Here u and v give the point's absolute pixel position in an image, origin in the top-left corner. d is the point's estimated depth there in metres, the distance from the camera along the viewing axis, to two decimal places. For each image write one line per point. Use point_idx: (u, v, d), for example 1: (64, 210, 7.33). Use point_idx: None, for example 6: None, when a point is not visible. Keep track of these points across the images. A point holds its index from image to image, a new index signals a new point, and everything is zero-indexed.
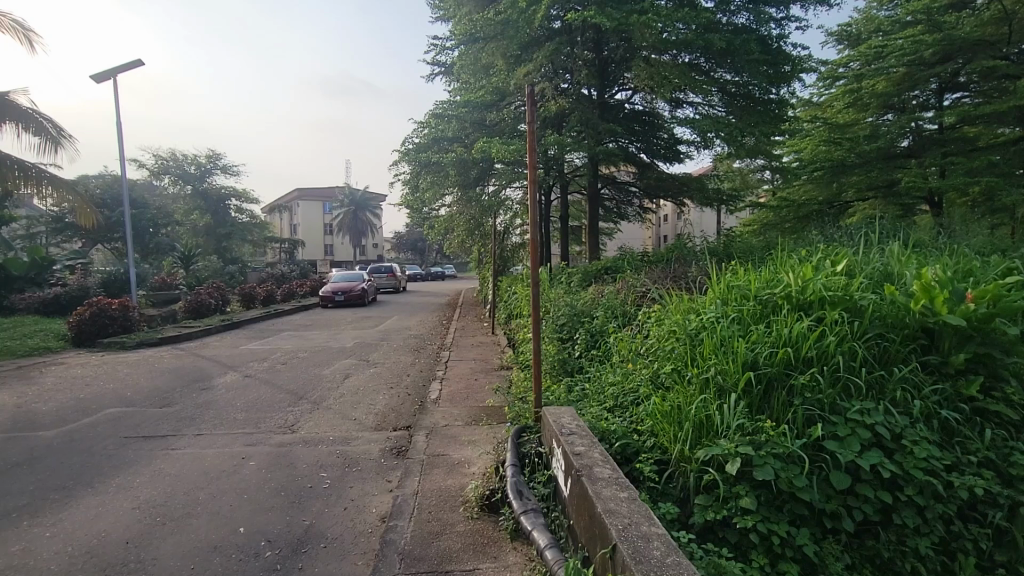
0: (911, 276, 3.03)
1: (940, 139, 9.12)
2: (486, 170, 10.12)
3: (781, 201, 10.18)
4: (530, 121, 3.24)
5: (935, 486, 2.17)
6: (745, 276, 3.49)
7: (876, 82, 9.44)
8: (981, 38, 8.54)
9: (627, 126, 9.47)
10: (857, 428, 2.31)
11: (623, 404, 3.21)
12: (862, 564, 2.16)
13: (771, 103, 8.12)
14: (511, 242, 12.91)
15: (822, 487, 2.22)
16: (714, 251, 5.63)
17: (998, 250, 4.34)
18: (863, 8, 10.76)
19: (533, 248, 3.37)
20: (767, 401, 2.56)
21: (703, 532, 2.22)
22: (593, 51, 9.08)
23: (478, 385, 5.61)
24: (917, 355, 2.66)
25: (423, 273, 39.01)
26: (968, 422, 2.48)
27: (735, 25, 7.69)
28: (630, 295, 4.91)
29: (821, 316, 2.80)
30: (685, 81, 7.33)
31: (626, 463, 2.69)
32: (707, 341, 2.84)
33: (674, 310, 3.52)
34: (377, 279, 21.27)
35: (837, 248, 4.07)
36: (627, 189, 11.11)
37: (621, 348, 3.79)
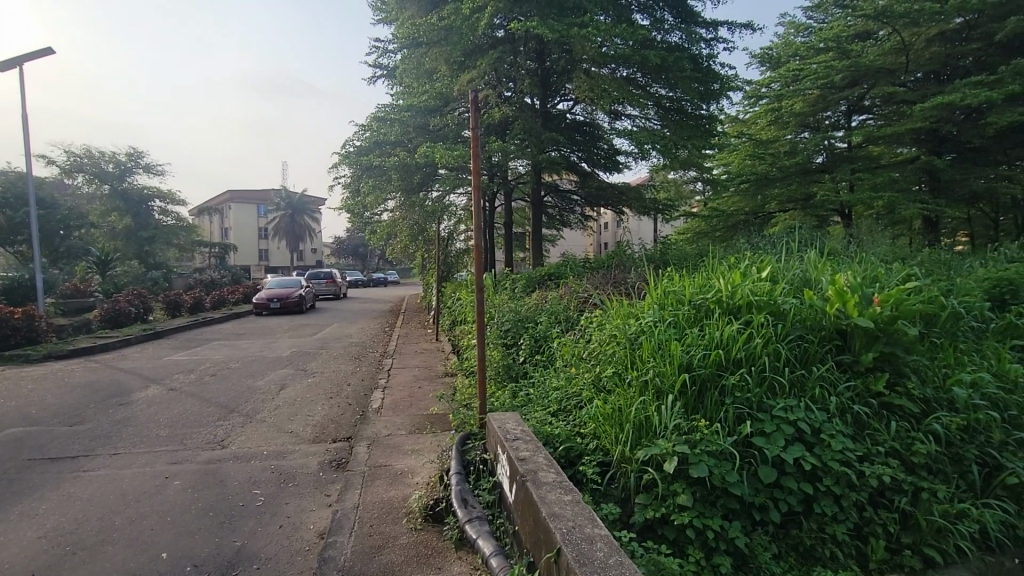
0: (826, 281, 3.28)
1: (849, 156, 9.91)
2: (430, 176, 10.04)
3: (712, 211, 10.89)
4: (474, 127, 3.20)
5: (849, 475, 2.35)
6: (680, 282, 3.66)
7: (794, 103, 10.25)
8: (882, 66, 9.41)
9: (569, 135, 9.68)
10: (782, 425, 2.47)
11: (567, 408, 3.27)
12: (787, 553, 2.30)
13: (702, 119, 8.59)
14: (456, 248, 12.86)
15: (751, 481, 2.35)
16: (651, 257, 5.86)
17: (899, 259, 4.78)
18: (783, 34, 11.63)
19: (478, 254, 3.31)
20: (701, 401, 2.68)
21: (643, 531, 2.30)
22: (535, 61, 9.24)
23: (422, 393, 5.51)
24: (832, 354, 2.88)
25: (364, 279, 37.92)
26: (877, 415, 2.70)
27: (669, 42, 8.05)
28: (573, 300, 5.02)
29: (748, 319, 2.98)
30: (623, 94, 7.60)
31: (570, 466, 2.74)
32: (646, 344, 2.95)
33: (615, 314, 3.63)
34: (315, 285, 20.52)
35: (762, 256, 4.34)
36: (569, 198, 11.33)
37: (564, 352, 3.85)
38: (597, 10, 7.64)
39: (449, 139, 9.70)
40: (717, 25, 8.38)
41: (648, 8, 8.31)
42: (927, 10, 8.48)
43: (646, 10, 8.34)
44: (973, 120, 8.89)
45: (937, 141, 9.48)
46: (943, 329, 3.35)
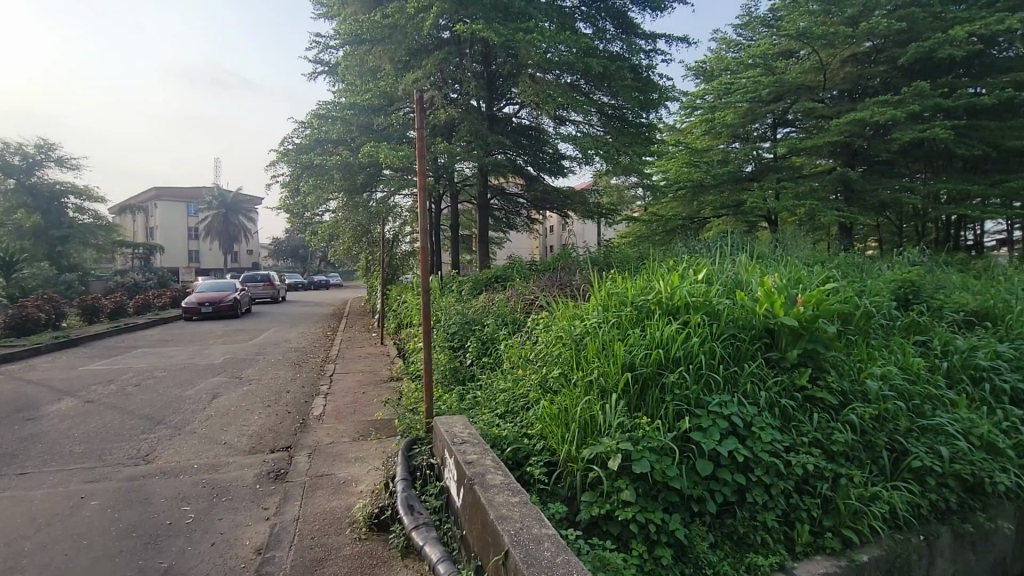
0: (755, 283, 3.49)
1: (775, 167, 10.53)
2: (374, 176, 9.84)
3: (651, 216, 11.46)
4: (420, 128, 3.15)
5: (777, 465, 2.50)
6: (623, 284, 3.78)
7: (726, 114, 10.78)
8: (804, 83, 10.13)
9: (515, 138, 9.77)
10: (717, 419, 2.59)
11: (514, 409, 3.30)
12: (723, 541, 2.39)
13: (642, 126, 8.93)
14: (401, 250, 12.63)
15: (689, 474, 2.45)
16: (595, 260, 6.04)
17: (819, 262, 5.16)
18: (714, 49, 12.31)
19: (424, 256, 3.26)
20: (643, 399, 2.78)
21: (589, 528, 2.35)
22: (481, 64, 9.26)
23: (367, 398, 5.38)
24: (762, 351, 3.06)
25: (305, 281, 36.54)
26: (802, 408, 2.89)
27: (611, 52, 8.34)
28: (520, 303, 5.07)
29: (686, 319, 3.13)
30: (567, 100, 7.76)
31: (517, 467, 2.77)
32: (591, 344, 3.03)
33: (561, 316, 3.70)
34: (251, 288, 19.57)
35: (698, 259, 4.57)
36: (515, 201, 11.40)
37: (511, 354, 3.88)
38: (541, 17, 7.78)
39: (393, 139, 9.50)
40: (655, 37, 8.72)
41: (591, 17, 8.50)
42: (841, 34, 9.21)
43: (589, 19, 8.51)
44: (881, 136, 9.72)
45: (851, 153, 10.30)
46: (857, 326, 3.64)
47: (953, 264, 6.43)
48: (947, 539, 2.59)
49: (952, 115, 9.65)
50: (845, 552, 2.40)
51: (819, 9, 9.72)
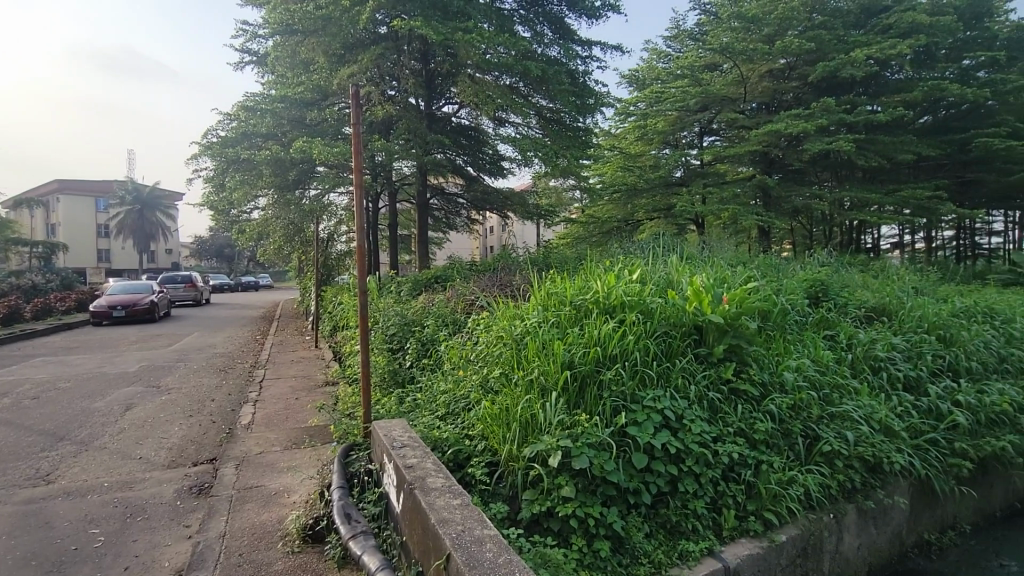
0: (685, 282, 3.67)
1: (702, 173, 11.13)
2: (307, 173, 9.46)
3: (588, 218, 11.82)
4: (355, 123, 3.05)
5: (706, 455, 2.64)
6: (562, 284, 3.86)
7: (658, 122, 11.27)
8: (727, 94, 10.77)
9: (455, 138, 9.72)
10: (651, 413, 2.70)
11: (455, 410, 3.28)
12: (657, 530, 2.47)
13: (579, 131, 9.13)
14: (336, 250, 12.21)
15: (625, 467, 2.54)
16: (535, 260, 6.13)
17: (740, 263, 5.52)
18: (646, 58, 12.83)
19: (360, 255, 3.16)
20: (582, 396, 2.85)
21: (531, 526, 2.39)
22: (419, 62, 9.12)
23: (300, 404, 5.16)
24: (692, 347, 3.22)
25: (232, 283, 34.51)
26: (728, 400, 3.06)
27: (548, 56, 8.48)
28: (460, 303, 5.05)
29: (622, 317, 3.25)
30: (506, 102, 7.80)
31: (458, 469, 2.77)
32: (531, 344, 3.08)
33: (501, 316, 3.72)
34: (171, 290, 18.24)
35: (632, 259, 4.75)
36: (455, 201, 11.33)
37: (451, 354, 3.85)
38: (480, 18, 7.77)
39: (327, 135, 9.17)
40: (591, 44, 8.98)
41: (529, 20, 8.56)
42: (759, 50, 9.89)
43: (527, 22, 8.60)
44: (794, 146, 10.51)
45: (768, 162, 11.05)
46: (775, 322, 3.92)
47: (855, 265, 7.05)
48: (853, 516, 2.83)
49: (854, 129, 10.59)
50: (766, 534, 2.56)
51: (740, 26, 10.35)
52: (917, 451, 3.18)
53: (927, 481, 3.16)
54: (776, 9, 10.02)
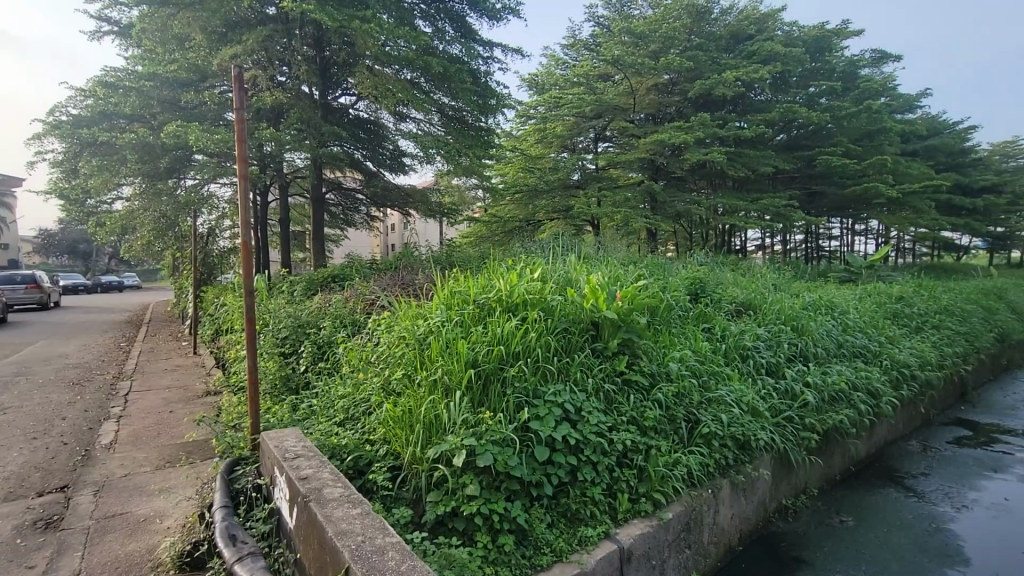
0: (582, 280, 3.85)
1: (597, 177, 11.64)
2: (182, 161, 8.54)
3: (491, 218, 11.91)
4: (238, 108, 2.79)
5: (602, 444, 2.79)
6: (465, 282, 3.87)
7: (556, 126, 11.71)
8: (619, 104, 11.45)
9: (352, 131, 9.33)
10: (552, 407, 2.80)
11: (355, 415, 3.15)
12: (559, 519, 2.53)
13: (482, 130, 9.16)
14: (218, 247, 11.17)
15: (528, 462, 2.60)
16: (437, 259, 6.07)
17: (631, 262, 5.89)
18: (546, 64, 13.26)
19: (246, 253, 2.92)
20: (485, 394, 2.88)
21: (435, 528, 2.37)
22: (312, 49, 8.62)
23: (174, 418, 4.64)
24: (589, 342, 3.39)
25: (90, 284, 30.20)
26: (622, 390, 3.26)
27: (450, 53, 8.45)
28: (359, 303, 4.85)
29: (524, 315, 3.33)
30: (406, 98, 7.61)
31: (358, 476, 2.67)
32: (434, 343, 3.05)
33: (403, 316, 3.64)
34: (8, 292, 15.55)
35: (533, 258, 4.87)
36: (353, 197, 10.86)
37: (351, 357, 3.69)
38: (379, 7, 7.51)
39: (206, 120, 8.34)
40: (492, 45, 9.08)
41: (429, 15, 8.41)
42: (647, 64, 10.62)
43: (428, 18, 8.44)
44: (676, 156, 11.43)
45: (655, 169, 11.92)
46: (662, 317, 4.25)
47: (727, 264, 7.85)
48: (727, 490, 3.14)
49: (727, 142, 11.78)
50: (656, 513, 2.73)
51: (629, 40, 11.05)
52: (777, 428, 3.61)
53: (786, 454, 3.61)
54: (660, 28, 10.85)
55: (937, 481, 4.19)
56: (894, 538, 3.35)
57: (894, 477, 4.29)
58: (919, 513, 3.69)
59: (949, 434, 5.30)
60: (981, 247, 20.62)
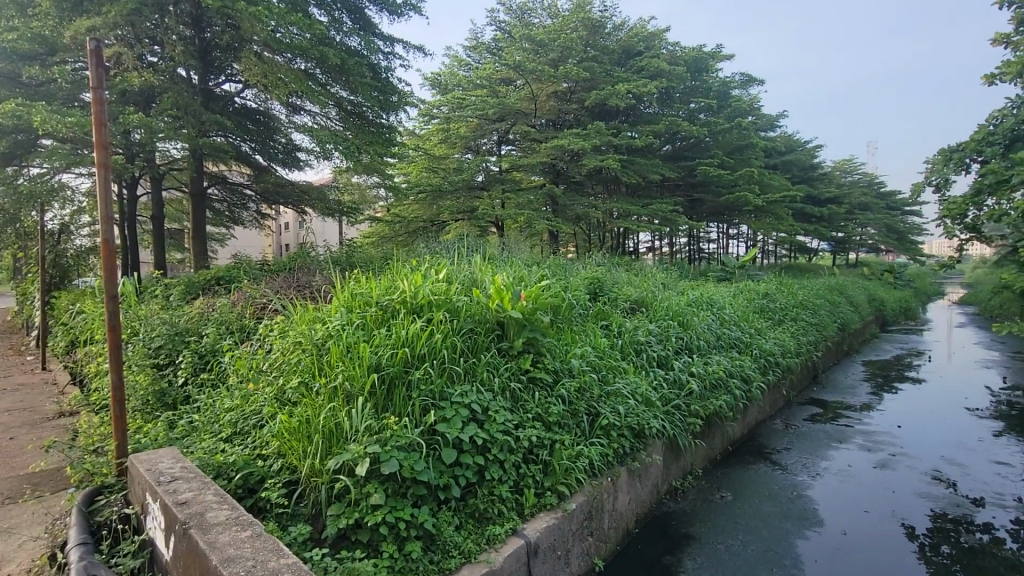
0: (488, 280, 3.89)
1: (501, 179, 11.75)
2: (27, 145, 7.41)
3: (394, 218, 11.66)
4: (95, 87, 2.44)
5: (508, 442, 2.82)
6: (367, 284, 3.73)
7: (459, 127, 11.71)
8: (520, 108, 11.71)
9: (238, 121, 8.60)
10: (459, 408, 2.79)
11: (244, 430, 2.90)
12: (466, 520, 2.51)
13: (383, 127, 8.93)
14: (73, 245, 9.72)
15: (435, 465, 2.56)
16: (337, 260, 5.79)
17: (535, 263, 6.04)
18: (448, 64, 13.23)
19: (108, 252, 2.56)
20: (390, 398, 2.79)
21: (337, 542, 2.25)
22: (189, 29, 7.81)
23: (16, 446, 3.95)
24: (494, 342, 3.42)
25: None
26: (527, 387, 3.33)
27: (347, 46, 8.10)
28: (248, 308, 4.48)
29: (430, 317, 3.28)
30: (300, 89, 7.14)
31: (249, 496, 2.47)
32: (334, 348, 2.91)
33: (298, 320, 3.42)
34: None
35: (438, 259, 4.82)
36: (240, 192, 10.03)
37: (238, 366, 3.40)
38: None
39: (56, 100, 7.23)
40: (393, 40, 8.88)
41: (325, 5, 7.99)
42: (546, 72, 10.98)
43: (323, 6, 8.02)
44: (575, 162, 11.93)
45: (555, 173, 12.34)
46: (563, 316, 4.41)
47: (622, 265, 8.32)
48: (624, 476, 3.33)
49: (620, 150, 12.50)
50: (561, 505, 2.83)
51: (530, 47, 11.34)
52: (668, 416, 3.90)
53: (674, 440, 3.92)
54: (558, 37, 11.28)
55: (797, 454, 4.78)
56: (764, 508, 3.78)
57: (763, 453, 4.82)
58: (784, 483, 4.19)
59: (806, 412, 6.08)
60: (827, 250, 23.91)
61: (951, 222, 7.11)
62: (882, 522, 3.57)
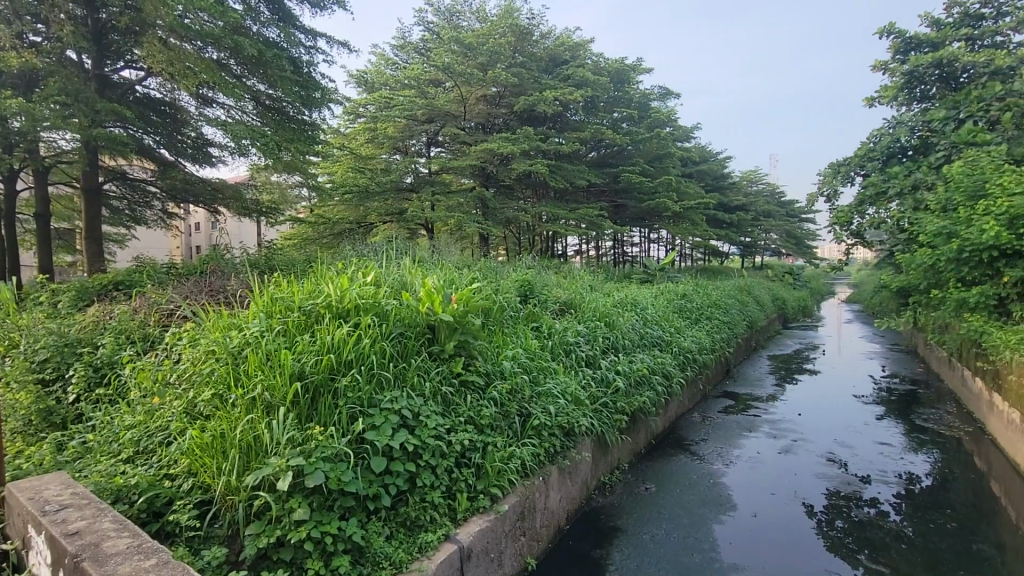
0: (418, 284, 3.83)
1: (430, 180, 11.53)
2: None
3: (318, 219, 11.24)
4: None
5: (441, 447, 2.78)
6: (288, 287, 3.55)
7: (387, 127, 11.45)
8: (449, 111, 11.64)
9: (139, 112, 7.88)
10: (389, 415, 2.72)
11: (148, 448, 2.65)
12: (398, 530, 2.44)
13: (305, 124, 8.57)
14: None
15: (364, 474, 2.47)
16: (254, 262, 5.46)
17: (466, 265, 6.03)
18: (374, 62, 12.93)
19: None
20: (314, 407, 2.67)
21: (257, 563, 2.12)
22: (81, 8, 7.07)
23: None
24: (425, 346, 3.37)
25: None
26: (459, 391, 3.30)
27: (265, 37, 7.67)
28: (152, 314, 4.10)
29: (357, 321, 3.17)
30: (214, 80, 6.66)
31: (155, 520, 2.26)
32: (251, 356, 2.74)
33: (211, 327, 3.18)
34: None
35: (366, 262, 4.69)
36: (143, 189, 9.20)
37: (141, 379, 3.11)
38: None
39: None
40: (315, 34, 8.53)
41: None
42: (476, 75, 11.00)
43: None
44: (504, 165, 12.02)
45: (485, 176, 12.37)
46: (494, 318, 4.43)
47: (551, 268, 8.48)
48: (555, 475, 3.40)
49: (548, 155, 12.76)
50: (493, 507, 2.83)
51: (458, 50, 11.32)
52: (596, 414, 4.03)
53: (602, 437, 4.05)
54: (487, 42, 11.35)
55: (713, 444, 5.11)
56: (684, 497, 3.99)
57: (683, 445, 5.10)
58: (702, 472, 4.46)
59: (721, 405, 6.50)
60: (736, 254, 25.82)
61: (840, 229, 7.91)
62: (787, 503, 3.89)
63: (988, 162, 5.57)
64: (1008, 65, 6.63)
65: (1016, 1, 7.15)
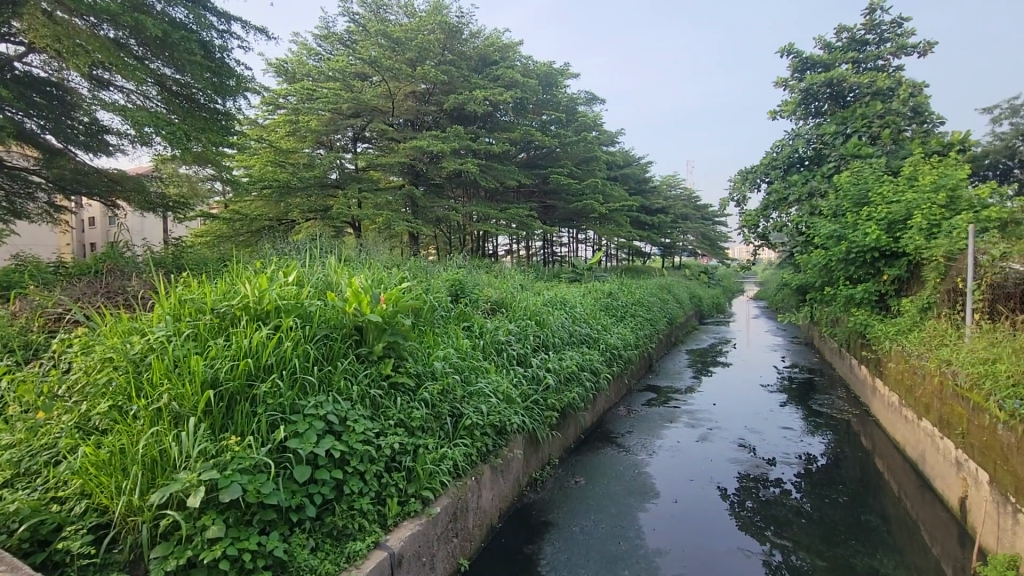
0: (343, 284, 3.69)
1: (356, 177, 11.11)
2: None
3: (233, 214, 10.56)
4: None
5: (369, 452, 2.70)
6: (199, 288, 3.29)
7: (309, 120, 10.88)
8: (377, 106, 11.32)
9: (19, 92, 6.99)
10: (313, 421, 2.60)
11: (31, 469, 2.35)
12: (323, 541, 2.34)
13: (218, 114, 7.95)
14: None
15: (286, 485, 2.35)
16: (160, 261, 5.02)
17: (395, 264, 5.90)
18: (294, 51, 12.31)
19: None
20: (230, 416, 2.50)
21: None
22: None
23: None
24: (352, 348, 3.25)
25: None
26: (388, 394, 3.22)
27: (172, 17, 7.02)
28: (35, 318, 3.65)
29: (277, 323, 3.01)
30: (110, 60, 6.06)
31: (41, 549, 2.02)
32: (157, 362, 2.52)
33: (108, 332, 2.88)
34: None
35: (287, 261, 4.45)
36: (25, 178, 8.16)
37: (21, 392, 2.76)
38: None
39: None
40: (228, 17, 7.94)
41: None
42: (403, 70, 10.77)
43: None
44: (434, 163, 11.88)
45: (415, 175, 12.09)
46: (424, 318, 4.37)
47: (481, 267, 8.47)
48: (487, 474, 3.41)
49: (478, 155, 12.74)
50: (424, 510, 2.79)
51: (385, 44, 11.03)
52: (526, 412, 4.08)
53: (532, 434, 4.11)
54: (415, 37, 11.11)
55: (637, 436, 5.33)
56: (611, 488, 4.14)
57: (610, 438, 5.29)
58: (627, 463, 4.65)
59: (644, 398, 6.80)
60: (658, 254, 27.16)
61: (749, 231, 8.52)
62: (704, 488, 4.15)
63: (870, 172, 6.23)
64: (887, 87, 7.45)
65: (895, 30, 8.05)
